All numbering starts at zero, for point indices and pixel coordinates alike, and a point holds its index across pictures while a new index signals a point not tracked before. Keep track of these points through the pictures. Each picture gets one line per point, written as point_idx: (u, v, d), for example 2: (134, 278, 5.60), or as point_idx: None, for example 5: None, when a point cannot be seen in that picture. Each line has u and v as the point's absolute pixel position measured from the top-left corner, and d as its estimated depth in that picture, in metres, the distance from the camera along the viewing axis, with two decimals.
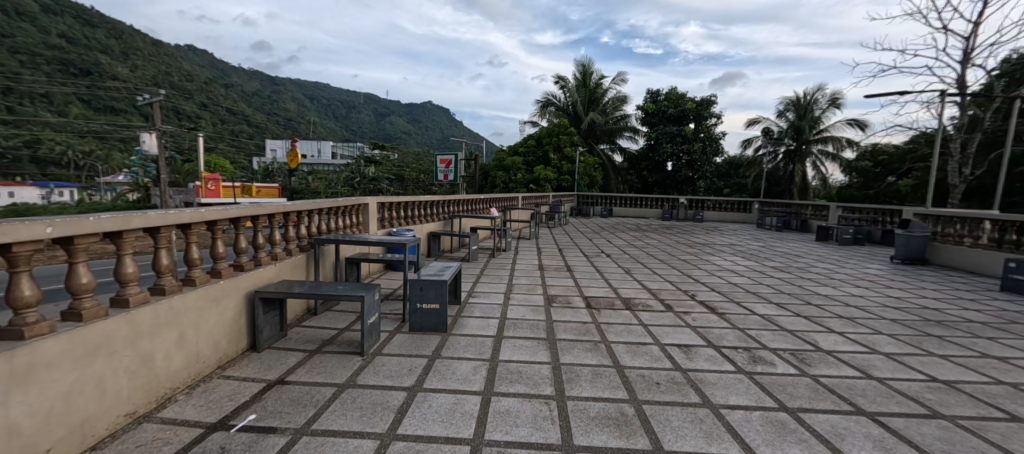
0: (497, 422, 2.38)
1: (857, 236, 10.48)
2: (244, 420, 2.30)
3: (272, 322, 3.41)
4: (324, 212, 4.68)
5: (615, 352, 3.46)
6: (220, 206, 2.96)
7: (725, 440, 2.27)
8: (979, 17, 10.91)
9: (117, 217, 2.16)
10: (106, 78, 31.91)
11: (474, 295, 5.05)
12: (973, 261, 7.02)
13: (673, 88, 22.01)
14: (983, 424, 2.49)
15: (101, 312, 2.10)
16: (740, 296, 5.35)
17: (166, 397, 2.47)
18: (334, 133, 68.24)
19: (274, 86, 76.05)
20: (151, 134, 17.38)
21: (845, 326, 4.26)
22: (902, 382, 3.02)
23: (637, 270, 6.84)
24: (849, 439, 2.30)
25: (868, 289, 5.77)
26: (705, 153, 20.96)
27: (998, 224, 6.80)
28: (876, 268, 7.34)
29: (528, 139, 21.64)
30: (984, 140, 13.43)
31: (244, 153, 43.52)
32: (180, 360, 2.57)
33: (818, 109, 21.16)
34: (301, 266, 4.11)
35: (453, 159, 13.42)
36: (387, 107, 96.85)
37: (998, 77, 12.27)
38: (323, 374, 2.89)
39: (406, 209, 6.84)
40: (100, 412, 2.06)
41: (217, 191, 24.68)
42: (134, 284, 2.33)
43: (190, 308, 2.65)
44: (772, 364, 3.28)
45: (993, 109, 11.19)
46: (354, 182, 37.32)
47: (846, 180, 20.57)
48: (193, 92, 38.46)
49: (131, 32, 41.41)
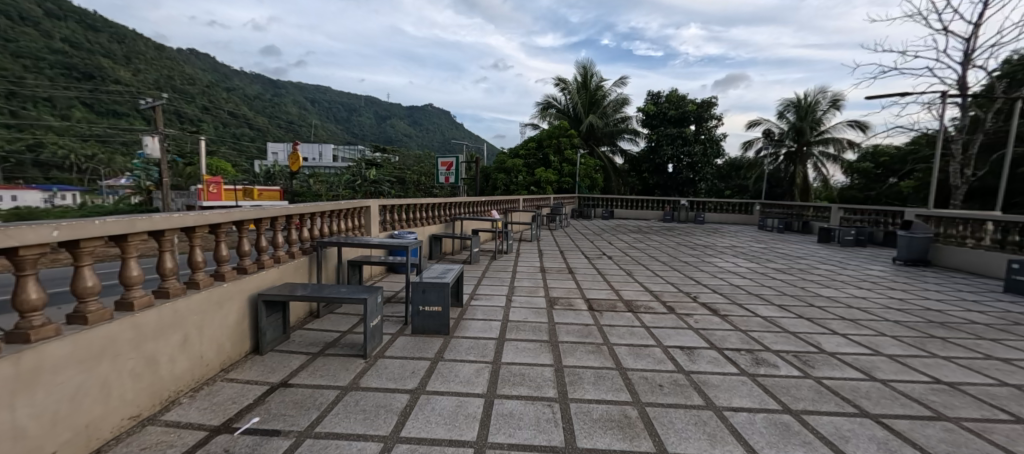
0: (501, 424, 2.38)
1: (858, 237, 10.48)
2: (248, 423, 2.31)
3: (275, 325, 3.42)
4: (326, 214, 4.70)
5: (618, 354, 3.47)
6: (223, 209, 2.97)
7: (728, 442, 2.27)
8: (979, 18, 10.88)
9: (122, 220, 2.17)
10: (108, 82, 32.06)
11: (476, 297, 5.06)
12: (974, 262, 7.04)
13: (673, 89, 22.03)
14: (988, 426, 2.48)
15: (106, 314, 2.11)
16: (742, 297, 5.36)
17: (169, 400, 2.46)
18: (335, 136, 68.47)
19: (276, 89, 76.39)
20: (153, 138, 17.23)
21: (848, 328, 4.26)
22: (905, 385, 3.02)
23: (639, 271, 6.87)
24: (854, 441, 2.30)
25: (871, 290, 5.78)
26: (705, 154, 20.96)
27: (1000, 225, 6.79)
28: (878, 269, 7.34)
29: (528, 141, 21.79)
30: (986, 142, 13.42)
31: (245, 156, 43.62)
32: (186, 363, 2.59)
33: (819, 110, 21.20)
34: (303, 268, 4.11)
35: (454, 161, 13.39)
36: (388, 110, 97.01)
37: (999, 78, 12.31)
38: (326, 377, 2.89)
39: (408, 211, 6.86)
40: (106, 414, 2.07)
41: (219, 195, 24.56)
42: (138, 287, 2.33)
43: (193, 311, 2.64)
44: (776, 366, 3.28)
45: (994, 111, 11.14)
46: (355, 185, 37.69)
47: (846, 181, 20.56)
48: (195, 95, 38.61)
49: (134, 38, 41.64)
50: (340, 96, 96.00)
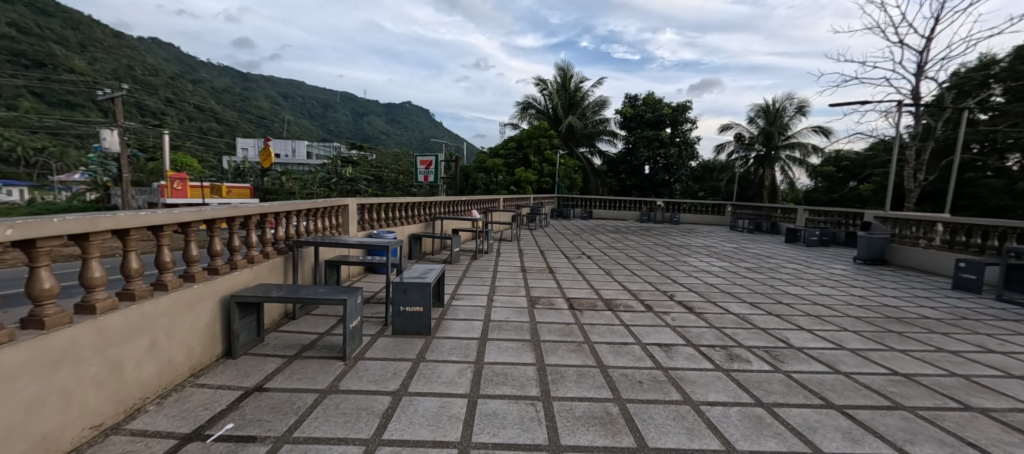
0: (485, 424, 2.38)
1: (822, 238, 11.01)
2: (221, 429, 2.23)
3: (249, 327, 3.30)
4: (303, 214, 4.58)
5: (599, 352, 3.52)
6: (193, 207, 2.86)
7: (706, 435, 2.35)
8: (931, 32, 11.61)
9: (81, 218, 2.05)
10: (61, 70, 30.19)
11: (458, 297, 5.05)
12: (926, 262, 7.51)
13: (650, 93, 22.55)
14: (940, 413, 2.67)
15: (64, 319, 1.99)
16: (716, 295, 5.56)
17: (135, 408, 2.35)
18: (309, 132, 66.60)
19: (246, 83, 73.80)
20: (112, 131, 16.18)
21: (814, 323, 4.49)
22: (866, 376, 3.21)
23: (618, 271, 7.00)
24: (821, 431, 2.42)
25: (835, 289, 6.09)
26: (681, 157, 21.50)
27: (949, 227, 7.28)
28: (841, 268, 7.74)
29: (509, 141, 21.87)
30: (936, 149, 14.33)
31: (212, 152, 41.82)
32: (152, 369, 2.47)
33: (786, 116, 22.20)
34: (278, 269, 3.99)
35: (434, 160, 13.24)
36: (365, 106, 95.01)
37: (948, 89, 13.19)
38: (304, 380, 2.82)
39: (387, 211, 6.77)
40: (64, 425, 1.95)
41: (184, 192, 23.48)
42: (101, 289, 2.21)
43: (162, 314, 2.54)
44: (748, 361, 3.41)
45: (944, 119, 11.91)
46: (331, 182, 36.73)
47: (812, 184, 21.56)
48: (158, 87, 36.84)
49: (89, 24, 39.26)
50: (313, 91, 93.26)
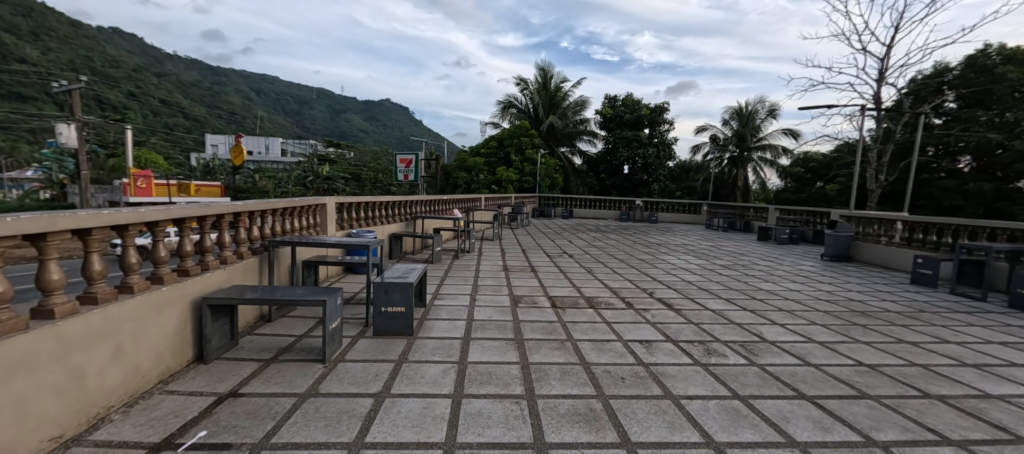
0: (469, 424, 2.38)
1: (791, 236, 11.47)
2: (193, 438, 2.14)
3: (222, 330, 3.19)
4: (279, 213, 4.46)
5: (582, 350, 3.55)
6: (162, 206, 2.75)
7: (687, 428, 2.41)
8: (891, 41, 12.22)
9: (39, 217, 1.94)
10: (11, 60, 28.35)
11: (440, 297, 5.01)
12: (887, 258, 7.91)
13: (629, 94, 22.91)
14: (902, 401, 2.83)
15: (19, 324, 1.87)
16: (693, 292, 5.71)
17: (98, 417, 2.23)
18: (283, 129, 64.66)
19: (215, 77, 71.07)
20: (69, 125, 15.22)
21: (785, 318, 4.67)
22: (834, 368, 3.36)
23: (598, 269, 7.09)
24: (794, 421, 2.52)
25: (804, 284, 6.35)
26: (659, 157, 21.93)
27: (908, 225, 7.69)
28: (809, 265, 8.07)
29: (490, 140, 21.83)
30: (895, 151, 15.14)
31: (178, 148, 40.09)
32: (118, 375, 2.35)
33: (758, 119, 22.85)
34: (253, 269, 3.87)
35: (414, 159, 13.05)
36: (342, 103, 92.96)
37: (907, 94, 13.91)
38: (281, 384, 2.74)
39: (367, 210, 6.65)
40: (20, 437, 1.84)
41: (149, 191, 22.39)
42: (59, 292, 2.09)
43: (128, 318, 2.42)
44: (725, 356, 3.52)
45: (903, 123, 12.57)
46: (307, 181, 35.77)
47: (782, 184, 22.37)
48: (120, 79, 35.05)
49: (42, 12, 36.98)
50: (286, 87, 90.58)
